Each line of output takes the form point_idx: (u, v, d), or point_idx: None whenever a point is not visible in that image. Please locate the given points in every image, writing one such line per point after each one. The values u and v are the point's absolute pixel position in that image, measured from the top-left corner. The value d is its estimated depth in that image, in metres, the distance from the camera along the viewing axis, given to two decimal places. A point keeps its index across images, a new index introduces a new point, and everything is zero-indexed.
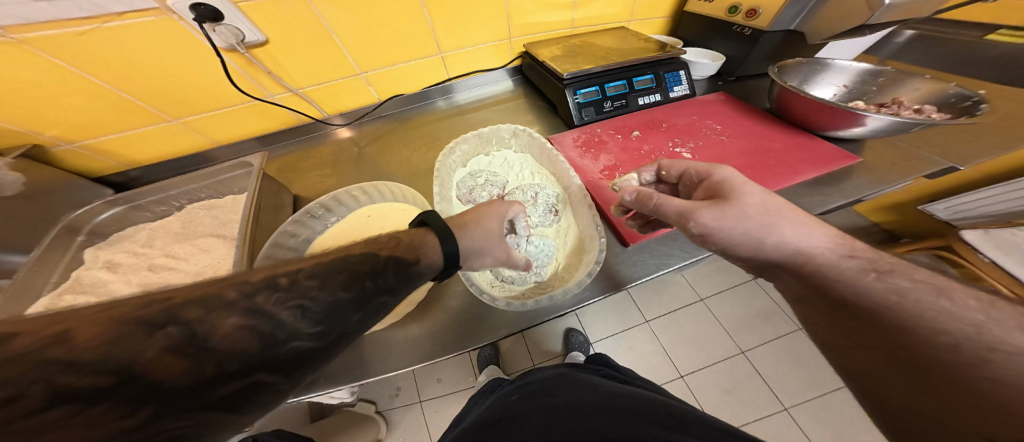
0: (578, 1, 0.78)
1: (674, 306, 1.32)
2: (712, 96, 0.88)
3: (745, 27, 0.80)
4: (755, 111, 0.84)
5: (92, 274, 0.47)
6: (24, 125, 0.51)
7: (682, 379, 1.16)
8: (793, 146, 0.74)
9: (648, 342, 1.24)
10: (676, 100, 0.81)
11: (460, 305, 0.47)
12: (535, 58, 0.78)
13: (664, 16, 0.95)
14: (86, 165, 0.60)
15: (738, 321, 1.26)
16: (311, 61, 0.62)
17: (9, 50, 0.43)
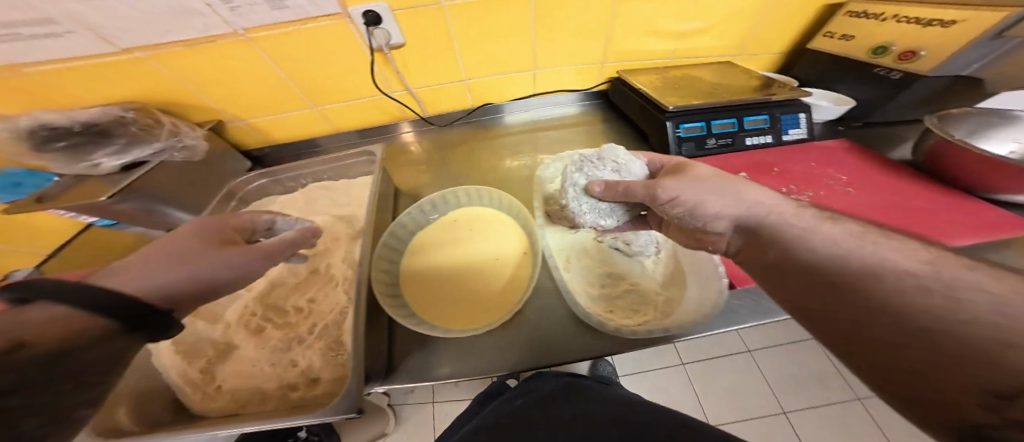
0: (687, 32, 0.74)
1: (713, 351, 1.12)
2: (832, 142, 0.77)
3: (892, 70, 0.66)
4: (887, 164, 0.71)
5: None
6: (217, 101, 0.62)
7: None
8: (943, 206, 0.60)
9: (681, 386, 1.07)
10: (790, 144, 0.71)
11: (535, 329, 0.45)
12: (627, 84, 0.75)
13: (776, 53, 0.87)
14: (242, 139, 0.71)
15: (788, 377, 1.05)
16: (433, 66, 0.66)
17: (239, 43, 0.53)
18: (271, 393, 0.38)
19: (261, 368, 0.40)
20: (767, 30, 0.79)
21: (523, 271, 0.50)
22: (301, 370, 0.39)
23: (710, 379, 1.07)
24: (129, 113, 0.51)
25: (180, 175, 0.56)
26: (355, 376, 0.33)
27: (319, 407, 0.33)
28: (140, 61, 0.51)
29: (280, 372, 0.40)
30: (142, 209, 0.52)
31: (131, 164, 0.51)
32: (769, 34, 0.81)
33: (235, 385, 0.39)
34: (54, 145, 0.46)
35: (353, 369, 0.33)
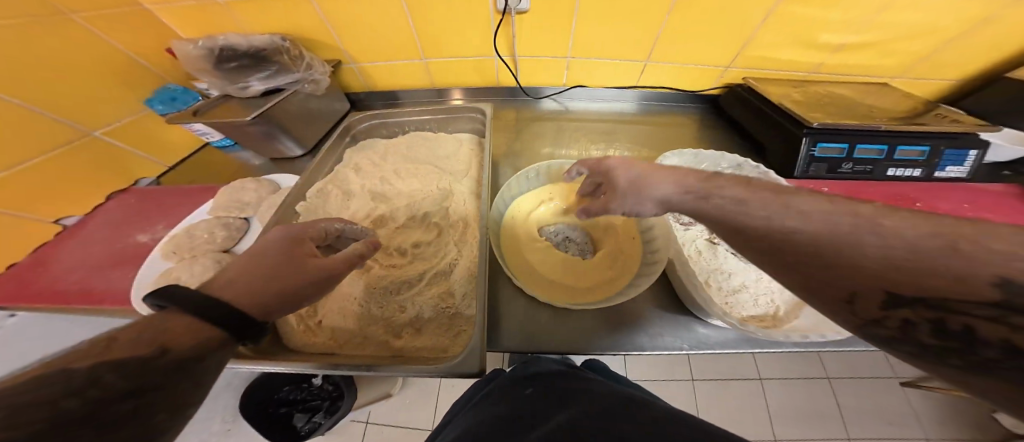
0: (847, 45, 0.63)
1: (722, 371, 1.00)
2: (997, 187, 0.61)
3: None
4: None
5: (345, 173, 0.51)
6: (345, 42, 0.65)
7: None
8: None
9: (685, 401, 0.95)
10: (936, 181, 0.60)
11: (625, 333, 0.42)
12: (755, 92, 0.66)
13: (953, 80, 0.69)
14: (349, 82, 0.75)
15: (801, 412, 0.94)
16: (548, 36, 0.64)
17: None
18: (374, 337, 0.34)
19: (364, 310, 0.37)
20: (950, 56, 0.64)
21: (623, 270, 0.45)
22: (409, 318, 0.36)
23: (715, 400, 0.96)
24: (285, 42, 0.58)
25: (300, 110, 0.59)
26: (480, 335, 0.29)
27: (441, 361, 0.30)
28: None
29: (386, 317, 0.36)
30: (265, 132, 0.56)
31: (270, 90, 0.57)
32: (953, 61, 0.65)
33: (336, 324, 0.35)
34: (227, 65, 0.57)
35: (477, 327, 0.31)
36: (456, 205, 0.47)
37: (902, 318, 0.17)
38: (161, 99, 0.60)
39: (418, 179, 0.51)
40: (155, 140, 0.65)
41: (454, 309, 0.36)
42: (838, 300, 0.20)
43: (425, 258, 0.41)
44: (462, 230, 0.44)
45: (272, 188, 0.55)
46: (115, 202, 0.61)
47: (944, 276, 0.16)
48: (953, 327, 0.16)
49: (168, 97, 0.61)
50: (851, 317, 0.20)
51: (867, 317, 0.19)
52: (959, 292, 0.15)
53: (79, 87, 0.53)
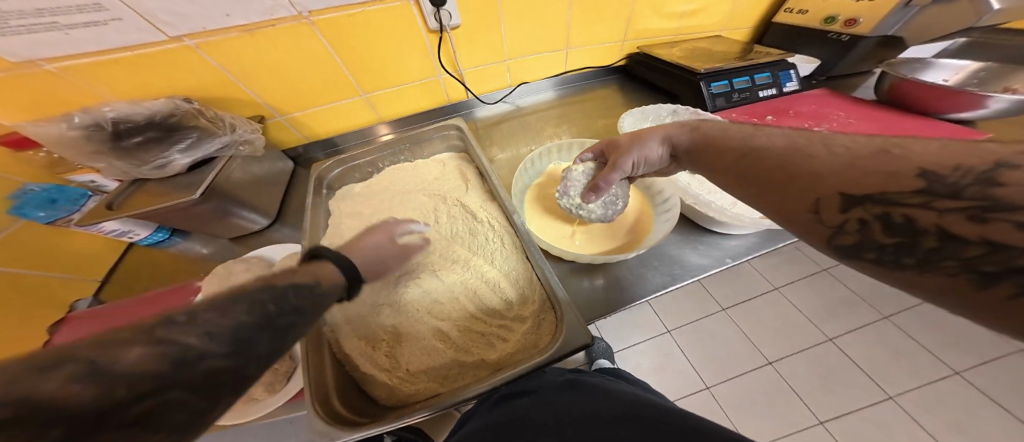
0: (687, 12, 0.81)
1: (740, 295, 1.21)
2: (817, 90, 0.81)
3: (841, 34, 0.75)
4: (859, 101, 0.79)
5: (345, 223, 0.53)
6: (262, 94, 0.58)
7: (772, 366, 1.07)
8: (920, 124, 0.69)
9: (729, 330, 1.14)
10: (788, 95, 0.78)
11: (645, 273, 0.49)
12: (652, 57, 0.80)
13: (747, 27, 0.91)
14: (280, 137, 0.67)
15: (821, 307, 1.17)
16: (480, 44, 0.67)
17: (303, 27, 0.52)
18: (467, 368, 0.39)
19: (442, 346, 0.41)
20: (750, 9, 0.86)
21: (644, 218, 0.53)
22: (485, 345, 0.40)
23: (748, 318, 1.16)
24: (193, 105, 0.51)
25: (243, 176, 0.55)
26: (573, 313, 0.36)
27: (534, 355, 0.36)
28: (190, 51, 0.48)
29: (462, 349, 0.40)
30: (215, 209, 0.51)
31: (198, 162, 0.50)
32: (749, 11, 0.87)
33: (425, 366, 0.39)
34: (130, 140, 0.46)
35: (567, 306, 0.37)
36: (480, 220, 0.51)
37: (857, 218, 0.24)
38: (35, 204, 0.46)
39: (417, 209, 0.54)
40: (52, 258, 0.52)
41: (537, 297, 0.42)
42: (809, 214, 0.27)
43: (469, 278, 0.46)
44: (496, 240, 0.48)
45: (264, 264, 0.54)
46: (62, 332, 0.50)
47: (878, 176, 0.24)
48: (898, 220, 0.23)
49: (43, 199, 0.47)
50: (824, 227, 0.26)
51: (835, 227, 0.26)
52: (889, 186, 0.23)
53: None
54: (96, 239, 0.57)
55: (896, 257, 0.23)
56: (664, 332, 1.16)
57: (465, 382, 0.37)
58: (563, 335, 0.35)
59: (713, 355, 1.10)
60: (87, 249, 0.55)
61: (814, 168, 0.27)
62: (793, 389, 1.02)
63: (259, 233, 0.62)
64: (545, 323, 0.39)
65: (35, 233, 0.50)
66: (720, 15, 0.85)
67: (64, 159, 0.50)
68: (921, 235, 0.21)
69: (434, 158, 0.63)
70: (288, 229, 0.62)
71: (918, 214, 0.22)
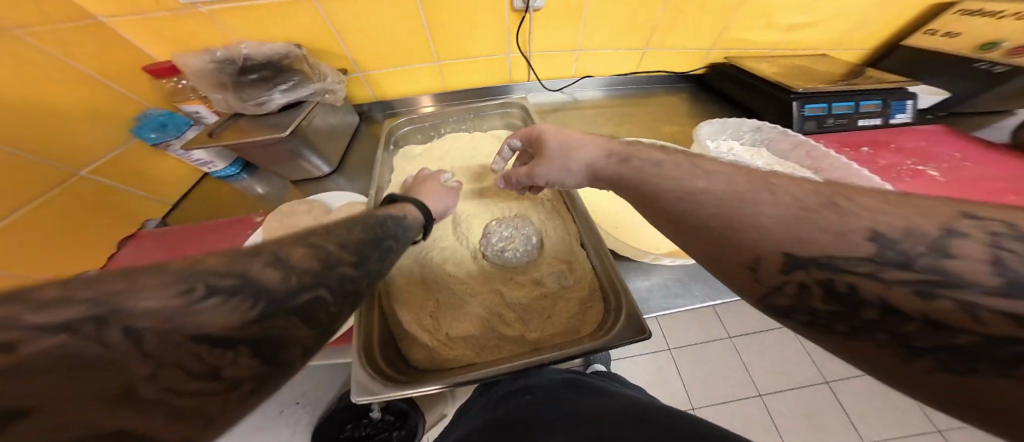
0: (788, 23, 0.74)
1: (752, 324, 1.09)
2: (927, 126, 0.71)
3: (996, 64, 0.63)
4: (983, 145, 0.67)
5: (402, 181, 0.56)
6: (351, 50, 0.63)
7: (759, 398, 0.98)
8: None
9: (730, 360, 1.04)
10: (892, 128, 0.68)
11: (690, 286, 0.47)
12: (738, 68, 0.75)
13: (856, 49, 0.82)
14: (354, 92, 0.72)
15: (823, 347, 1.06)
16: (557, 29, 0.67)
17: None
18: (508, 340, 0.40)
19: (484, 316, 0.42)
20: (862, 29, 0.77)
21: None
22: (526, 323, 0.41)
23: (754, 351, 1.05)
24: (302, 51, 0.56)
25: (322, 124, 0.60)
26: (630, 303, 0.36)
27: (585, 338, 0.36)
28: (308, 3, 0.54)
29: (503, 321, 0.42)
30: (292, 149, 0.56)
31: (291, 103, 0.55)
32: (862, 31, 0.77)
33: (466, 334, 0.41)
34: (247, 77, 0.54)
35: (624, 295, 0.37)
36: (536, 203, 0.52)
37: (797, 280, 0.20)
38: (151, 126, 0.56)
39: (473, 178, 0.56)
40: (145, 179, 0.59)
41: (587, 284, 0.42)
42: (743, 267, 0.22)
43: (514, 255, 0.46)
44: (547, 225, 0.49)
45: (323, 208, 0.59)
46: (128, 247, 0.55)
47: (826, 236, 0.18)
48: (839, 287, 0.18)
49: (157, 122, 0.56)
50: (757, 284, 0.22)
51: (770, 285, 0.21)
52: (834, 247, 0.18)
53: (90, 129, 0.51)
54: (180, 166, 0.65)
55: (829, 323, 0.19)
56: (664, 348, 1.07)
57: (505, 355, 0.38)
58: (618, 325, 0.35)
59: (705, 380, 1.01)
60: (172, 172, 0.64)
61: (753, 218, 0.21)
62: (776, 428, 0.93)
63: (320, 180, 0.67)
64: (592, 311, 0.40)
65: (140, 152, 0.58)
66: (828, 31, 0.77)
67: (186, 90, 0.59)
68: (858, 305, 0.17)
69: (491, 132, 0.64)
70: (344, 180, 0.67)
71: (864, 284, 0.17)
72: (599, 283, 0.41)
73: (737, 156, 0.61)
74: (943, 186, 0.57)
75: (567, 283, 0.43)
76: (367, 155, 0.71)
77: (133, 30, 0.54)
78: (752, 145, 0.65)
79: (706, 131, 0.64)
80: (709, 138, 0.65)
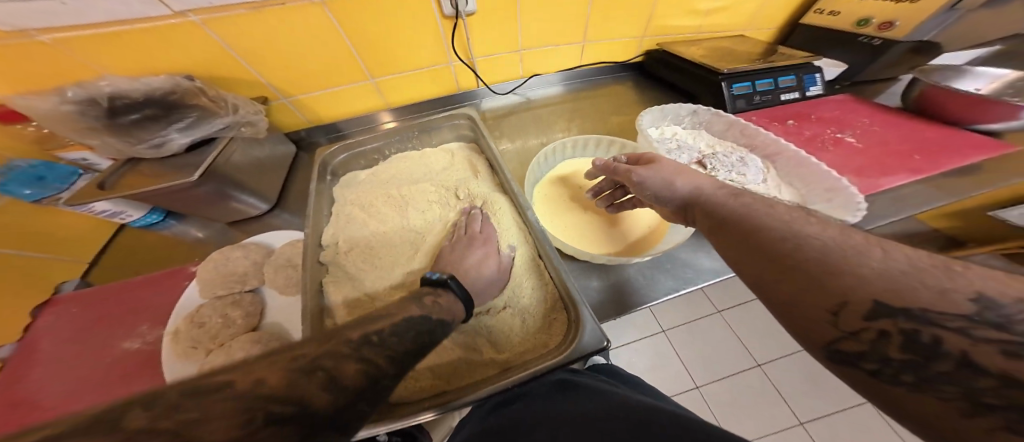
0: (712, 8, 0.78)
1: (740, 297, 1.18)
2: (840, 95, 0.78)
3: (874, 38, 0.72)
4: (886, 108, 0.75)
5: (348, 212, 0.51)
6: (267, 75, 0.56)
7: (760, 368, 1.05)
8: (948, 134, 0.65)
9: (720, 332, 1.12)
10: (811, 99, 0.75)
11: (656, 277, 0.48)
12: (671, 54, 0.78)
13: (774, 28, 0.88)
14: (284, 120, 0.65)
15: None
16: (494, 32, 0.65)
17: (313, 6, 0.50)
18: (474, 365, 0.38)
19: (449, 344, 0.40)
20: (777, 9, 0.83)
21: (660, 223, 0.52)
22: (491, 343, 0.40)
23: (746, 321, 1.13)
24: (195, 82, 0.50)
25: (245, 160, 0.54)
26: (589, 316, 0.35)
27: (547, 353, 0.35)
28: (195, 28, 0.46)
29: (466, 345, 0.40)
30: (215, 192, 0.49)
31: (198, 142, 0.48)
32: (777, 12, 0.84)
33: (430, 363, 0.38)
34: (126, 118, 0.45)
35: (582, 307, 0.36)
36: (497, 218, 0.49)
37: (879, 328, 0.19)
38: (23, 181, 0.45)
39: (425, 200, 0.53)
40: (39, 238, 0.50)
41: (550, 296, 0.41)
42: (824, 312, 0.21)
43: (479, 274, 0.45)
44: (507, 237, 0.47)
45: (264, 251, 0.53)
46: (49, 315, 0.50)
47: (927, 291, 0.18)
48: (924, 339, 0.18)
49: (31, 176, 0.46)
50: (831, 329, 0.21)
51: (847, 331, 0.20)
52: (932, 304, 0.18)
53: None
54: (81, 219, 0.54)
55: (897, 374, 0.19)
56: (659, 331, 1.14)
57: (470, 381, 0.36)
58: (578, 339, 0.34)
59: (711, 360, 1.08)
60: (79, 230, 0.54)
61: (853, 268, 0.21)
62: (780, 393, 1.01)
63: (259, 218, 0.60)
64: (556, 324, 0.39)
65: (21, 211, 0.48)
66: (747, 14, 0.82)
67: (56, 135, 0.48)
68: (937, 357, 0.17)
69: (442, 146, 0.61)
70: (288, 215, 0.61)
71: (948, 337, 0.17)
72: (557, 290, 0.40)
73: (680, 140, 0.63)
74: (859, 150, 0.62)
75: (531, 297, 0.42)
76: (309, 184, 0.65)
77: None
78: (693, 128, 0.68)
79: (648, 121, 0.65)
80: (652, 126, 0.67)
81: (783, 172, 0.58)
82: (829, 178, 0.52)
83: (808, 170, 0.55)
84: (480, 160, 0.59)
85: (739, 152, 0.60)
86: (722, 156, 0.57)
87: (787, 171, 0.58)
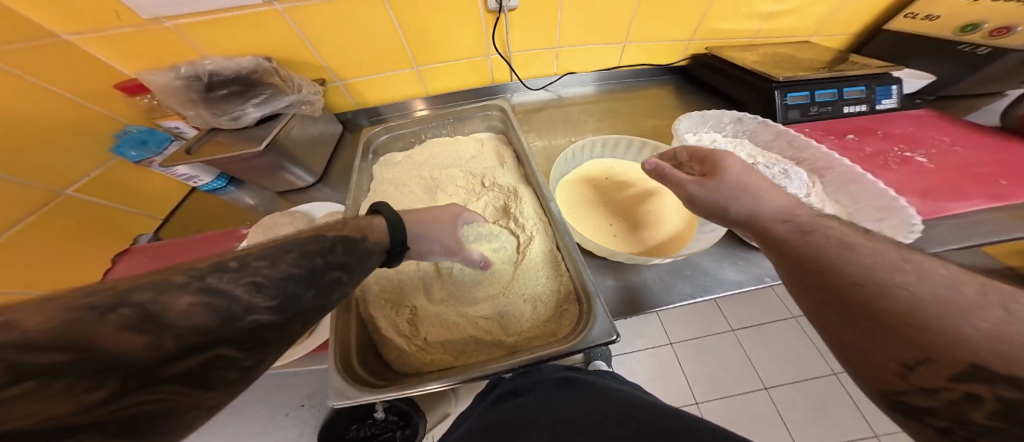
0: (773, 11, 0.73)
1: (758, 318, 1.09)
2: (918, 110, 0.69)
3: (978, 46, 0.62)
4: (979, 127, 0.65)
5: (383, 190, 0.56)
6: (327, 59, 0.62)
7: (766, 391, 0.98)
8: None
9: (731, 351, 1.05)
10: (879, 114, 0.67)
11: (672, 282, 0.47)
12: (719, 58, 0.74)
13: (847, 33, 0.80)
14: (336, 101, 0.72)
15: None
16: (535, 28, 0.67)
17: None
18: (486, 345, 0.40)
19: (462, 322, 0.42)
20: (853, 13, 0.75)
21: (685, 228, 0.50)
22: (503, 327, 0.41)
23: (760, 345, 1.05)
24: (272, 64, 0.57)
25: (301, 135, 0.61)
26: (602, 308, 0.36)
27: (557, 341, 0.36)
28: (276, 15, 0.54)
29: (476, 325, 0.42)
30: (273, 163, 0.57)
31: (266, 117, 0.56)
32: (853, 16, 0.76)
33: (443, 339, 0.41)
34: (217, 92, 0.55)
35: (596, 299, 0.37)
36: (519, 208, 0.50)
37: (966, 391, 0.16)
38: (131, 144, 0.56)
39: (452, 184, 0.56)
40: (130, 193, 0.60)
41: (563, 287, 0.42)
42: (899, 363, 0.19)
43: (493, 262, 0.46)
44: (526, 227, 0.48)
45: (306, 219, 0.59)
46: (123, 263, 0.56)
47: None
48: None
49: (137, 140, 0.56)
50: (900, 380, 0.19)
51: (922, 388, 0.18)
52: None
53: (65, 150, 0.50)
54: (166, 182, 0.65)
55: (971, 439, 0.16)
56: (665, 343, 1.08)
57: (480, 359, 0.39)
58: (588, 330, 0.35)
59: (714, 377, 1.01)
60: (157, 190, 0.64)
61: None
62: (784, 420, 0.93)
63: (305, 190, 0.67)
64: (567, 315, 0.40)
65: (124, 170, 0.59)
66: (814, 17, 0.75)
67: (161, 106, 0.57)
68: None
69: (472, 135, 0.64)
70: (329, 189, 0.67)
71: None
72: (572, 283, 0.41)
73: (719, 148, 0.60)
74: (932, 171, 0.55)
75: (545, 287, 0.43)
76: (350, 163, 0.71)
77: (97, 46, 0.53)
78: (736, 137, 0.64)
79: (686, 126, 0.63)
80: (689, 132, 0.64)
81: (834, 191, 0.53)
82: (889, 199, 0.47)
83: (861, 187, 0.50)
84: (507, 149, 0.61)
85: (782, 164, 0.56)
86: (762, 166, 0.54)
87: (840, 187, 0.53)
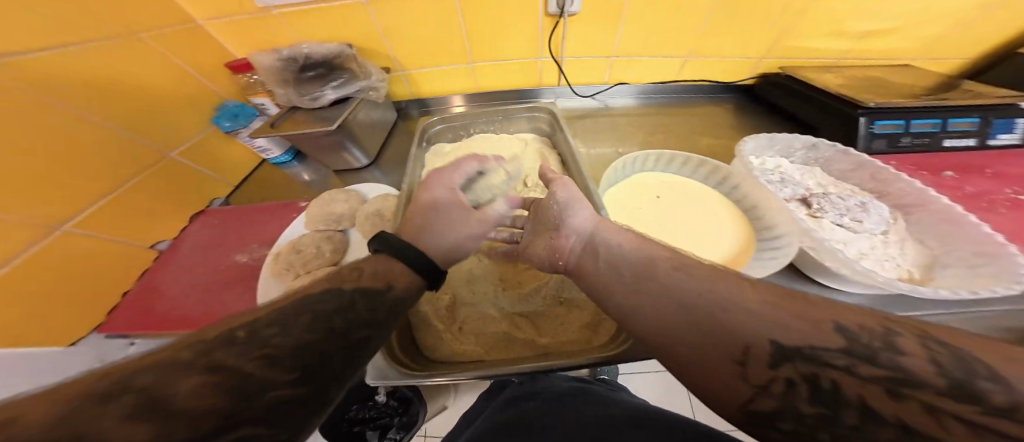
0: (863, 31, 0.67)
1: None
2: None
3: None
4: None
5: None
6: (395, 50, 0.67)
7: None
8: None
9: None
10: (995, 150, 0.59)
11: None
12: (792, 78, 0.69)
13: (962, 57, 0.72)
14: (397, 90, 0.76)
15: None
16: (596, 34, 0.67)
17: None
18: (520, 343, 0.40)
19: (498, 317, 0.42)
20: (964, 36, 0.68)
21: (741, 251, 0.48)
22: (539, 328, 0.41)
23: None
24: (352, 50, 0.62)
25: (365, 119, 0.65)
26: None
27: (599, 350, 0.35)
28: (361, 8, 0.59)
29: (512, 322, 0.42)
30: (337, 142, 0.61)
31: (340, 99, 0.61)
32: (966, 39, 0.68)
33: (478, 330, 0.41)
34: (306, 74, 0.61)
35: None
36: None
37: None
38: (226, 116, 0.63)
39: None
40: (218, 161, 0.67)
41: None
42: None
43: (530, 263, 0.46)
44: None
45: (359, 198, 0.63)
46: (198, 223, 0.61)
47: None
48: None
49: (231, 113, 0.64)
50: None
51: None
52: None
53: (171, 115, 0.58)
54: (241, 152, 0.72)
55: None
56: None
57: (514, 356, 0.39)
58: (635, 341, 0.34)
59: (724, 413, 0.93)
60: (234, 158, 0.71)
61: None
62: None
63: (358, 171, 0.72)
64: (607, 323, 0.39)
65: (216, 138, 0.66)
66: (916, 39, 0.68)
67: (256, 84, 0.66)
68: None
69: (517, 135, 0.65)
70: (379, 172, 0.71)
71: None
72: None
73: (785, 174, 0.56)
74: None
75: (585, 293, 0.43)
76: (400, 150, 0.75)
77: (221, 30, 0.63)
78: (805, 164, 0.59)
79: (750, 149, 0.59)
80: (752, 154, 0.60)
81: (922, 232, 0.47)
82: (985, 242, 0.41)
83: (956, 229, 0.44)
84: (553, 152, 0.62)
85: (858, 196, 0.51)
86: (835, 197, 0.49)
87: (932, 228, 0.46)
